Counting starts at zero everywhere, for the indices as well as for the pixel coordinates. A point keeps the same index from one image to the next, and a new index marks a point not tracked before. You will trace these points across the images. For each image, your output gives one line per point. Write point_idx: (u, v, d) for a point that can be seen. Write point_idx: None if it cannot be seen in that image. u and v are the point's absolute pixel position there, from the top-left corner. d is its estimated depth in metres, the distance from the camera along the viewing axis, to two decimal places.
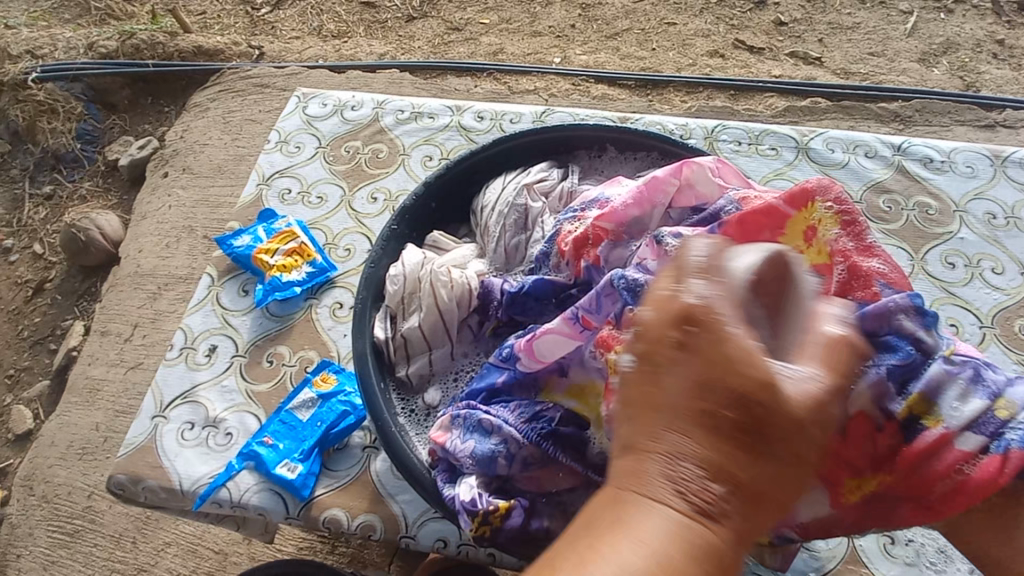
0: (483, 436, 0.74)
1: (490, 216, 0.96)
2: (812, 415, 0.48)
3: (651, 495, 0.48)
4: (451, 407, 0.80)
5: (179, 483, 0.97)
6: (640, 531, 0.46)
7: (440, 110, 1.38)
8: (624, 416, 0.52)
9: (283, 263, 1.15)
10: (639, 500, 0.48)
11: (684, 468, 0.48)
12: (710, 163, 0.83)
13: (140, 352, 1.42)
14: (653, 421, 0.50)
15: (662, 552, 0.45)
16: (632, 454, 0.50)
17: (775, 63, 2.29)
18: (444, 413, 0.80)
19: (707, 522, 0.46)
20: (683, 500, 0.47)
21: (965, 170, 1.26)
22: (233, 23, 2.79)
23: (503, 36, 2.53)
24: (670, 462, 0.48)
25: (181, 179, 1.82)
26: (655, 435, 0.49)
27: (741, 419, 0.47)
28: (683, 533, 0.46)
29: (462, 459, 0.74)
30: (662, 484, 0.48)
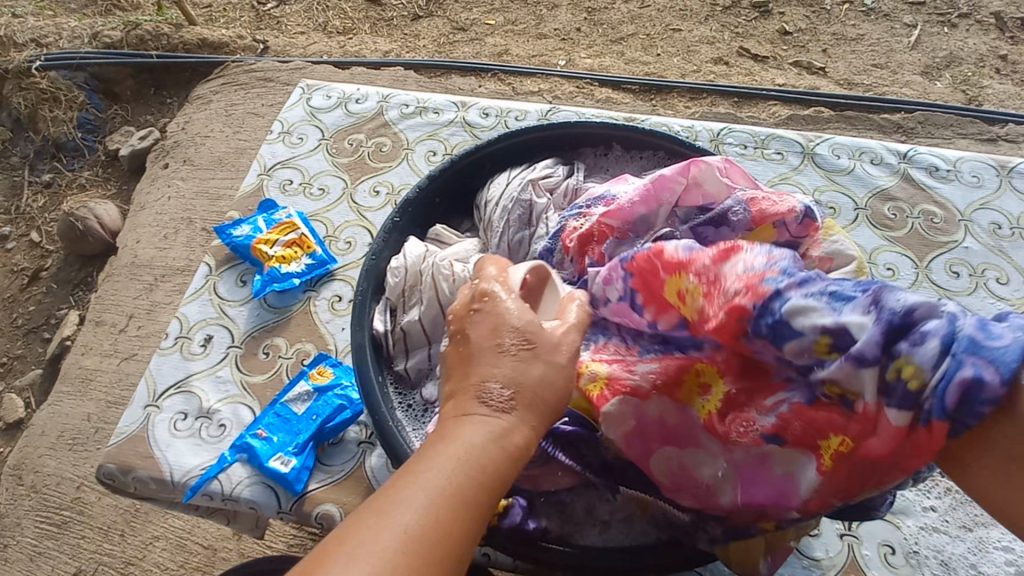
0: None
1: (494, 211, 0.95)
2: (569, 342, 0.61)
3: (467, 413, 0.56)
4: None
5: (170, 474, 0.95)
6: (456, 438, 0.54)
7: (445, 105, 1.37)
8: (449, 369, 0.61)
9: (283, 254, 1.14)
10: (458, 420, 0.56)
11: (493, 389, 0.56)
12: (719, 163, 0.82)
13: (135, 343, 1.41)
14: (468, 362, 0.59)
15: (474, 450, 0.53)
16: (456, 394, 0.58)
17: (779, 72, 2.29)
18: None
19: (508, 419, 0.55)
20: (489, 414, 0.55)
21: (971, 179, 1.26)
22: (239, 17, 2.78)
23: (508, 38, 2.52)
24: (479, 389, 0.57)
25: (182, 170, 1.81)
26: (478, 374, 0.58)
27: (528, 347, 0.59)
28: (491, 436, 0.54)
29: None
30: (475, 406, 0.56)
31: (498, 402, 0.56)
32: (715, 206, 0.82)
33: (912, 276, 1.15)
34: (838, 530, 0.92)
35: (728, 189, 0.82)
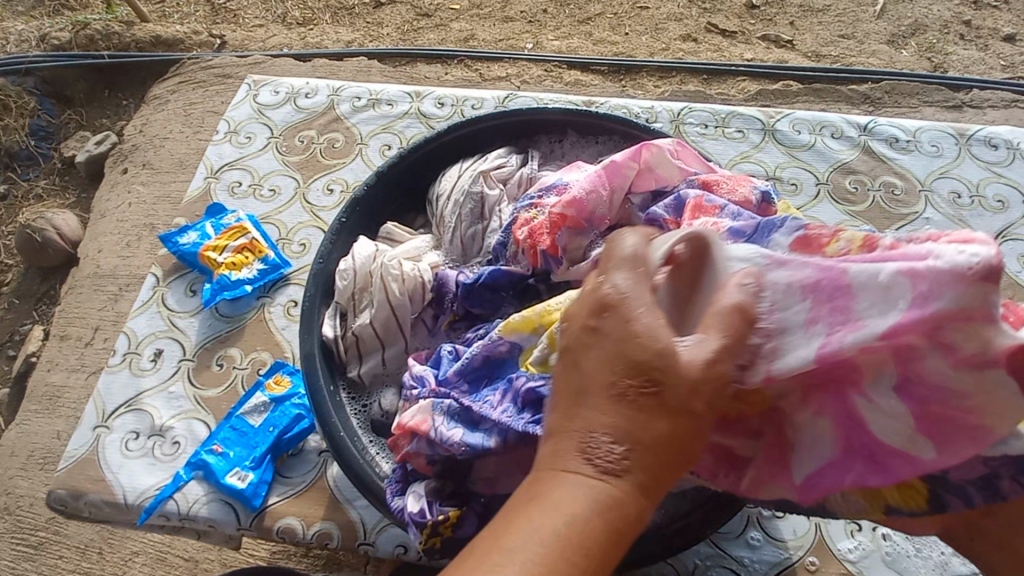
0: (472, 427, 0.67)
1: (446, 205, 0.91)
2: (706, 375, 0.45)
3: (562, 468, 0.45)
4: (427, 394, 0.72)
5: (123, 496, 0.91)
6: (553, 504, 0.43)
7: (399, 97, 1.32)
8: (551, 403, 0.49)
9: (232, 260, 1.09)
10: (551, 476, 0.45)
11: (596, 439, 0.44)
12: (669, 146, 0.80)
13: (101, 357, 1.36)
14: (575, 406, 0.47)
15: (574, 521, 0.42)
16: (554, 437, 0.46)
17: (747, 47, 2.26)
18: (423, 398, 0.71)
19: (611, 480, 0.44)
20: (591, 464, 0.44)
21: (931, 149, 1.25)
22: (193, 12, 2.67)
23: (474, 22, 2.46)
24: None
25: (141, 175, 1.74)
26: (574, 417, 0.46)
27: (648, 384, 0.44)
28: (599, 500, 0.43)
29: (452, 449, 0.66)
30: (575, 456, 0.45)
31: (611, 463, 0.44)
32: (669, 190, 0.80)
33: None
34: None
35: (682, 172, 0.80)
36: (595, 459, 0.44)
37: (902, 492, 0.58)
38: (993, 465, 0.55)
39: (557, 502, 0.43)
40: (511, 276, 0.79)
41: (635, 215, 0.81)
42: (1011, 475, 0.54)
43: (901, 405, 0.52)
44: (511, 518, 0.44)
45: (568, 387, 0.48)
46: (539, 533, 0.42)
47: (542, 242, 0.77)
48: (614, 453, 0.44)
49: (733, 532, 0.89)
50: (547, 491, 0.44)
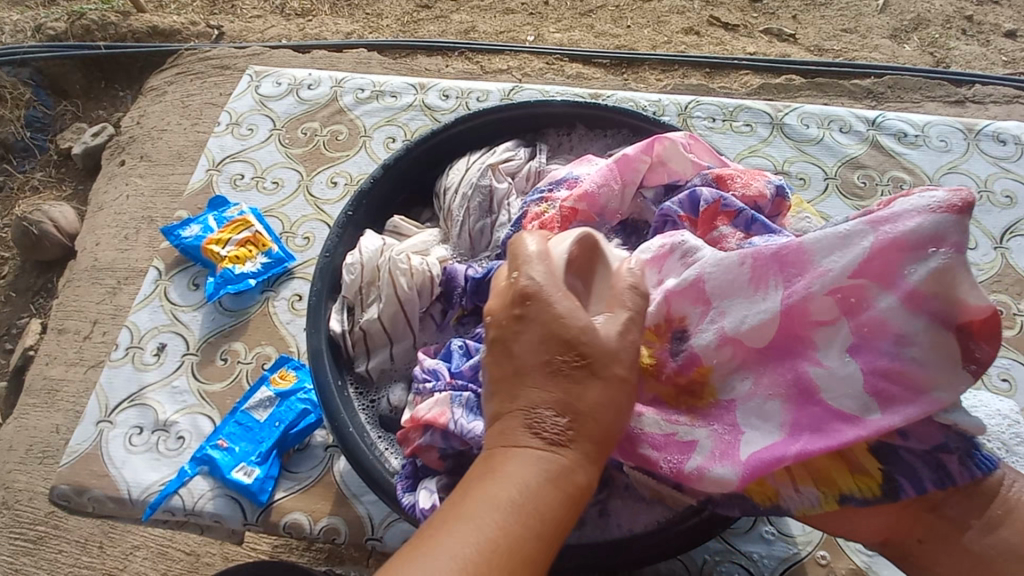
0: None
1: (454, 199, 0.90)
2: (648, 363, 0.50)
3: (513, 443, 0.49)
4: (443, 386, 0.71)
5: (127, 492, 0.90)
6: (508, 477, 0.47)
7: (403, 88, 1.30)
8: (493, 388, 0.53)
9: (235, 254, 1.08)
10: (507, 452, 0.49)
11: (542, 416, 0.49)
12: (683, 139, 0.79)
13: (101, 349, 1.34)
14: (516, 384, 0.51)
15: (526, 494, 0.46)
16: (502, 416, 0.51)
17: (749, 41, 2.24)
18: (437, 392, 0.71)
19: (558, 452, 0.48)
20: (537, 438, 0.49)
21: (939, 144, 1.24)
22: (190, 2, 2.63)
23: (474, 14, 2.43)
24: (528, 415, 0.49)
25: (139, 167, 1.72)
26: (516, 394, 0.51)
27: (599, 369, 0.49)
28: (547, 472, 0.47)
29: (470, 441, 0.65)
30: (522, 433, 0.49)
31: (558, 435, 0.48)
32: (682, 184, 0.79)
33: None
34: None
35: (695, 166, 0.79)
36: (542, 434, 0.49)
37: (856, 477, 0.59)
38: (946, 437, 0.58)
39: (512, 474, 0.47)
40: None
41: (647, 211, 0.81)
42: (960, 453, 0.58)
43: (850, 364, 0.59)
44: (466, 489, 0.47)
45: (504, 375, 0.52)
46: (500, 498, 0.46)
47: (553, 237, 0.76)
48: (558, 426, 0.49)
49: (742, 528, 0.88)
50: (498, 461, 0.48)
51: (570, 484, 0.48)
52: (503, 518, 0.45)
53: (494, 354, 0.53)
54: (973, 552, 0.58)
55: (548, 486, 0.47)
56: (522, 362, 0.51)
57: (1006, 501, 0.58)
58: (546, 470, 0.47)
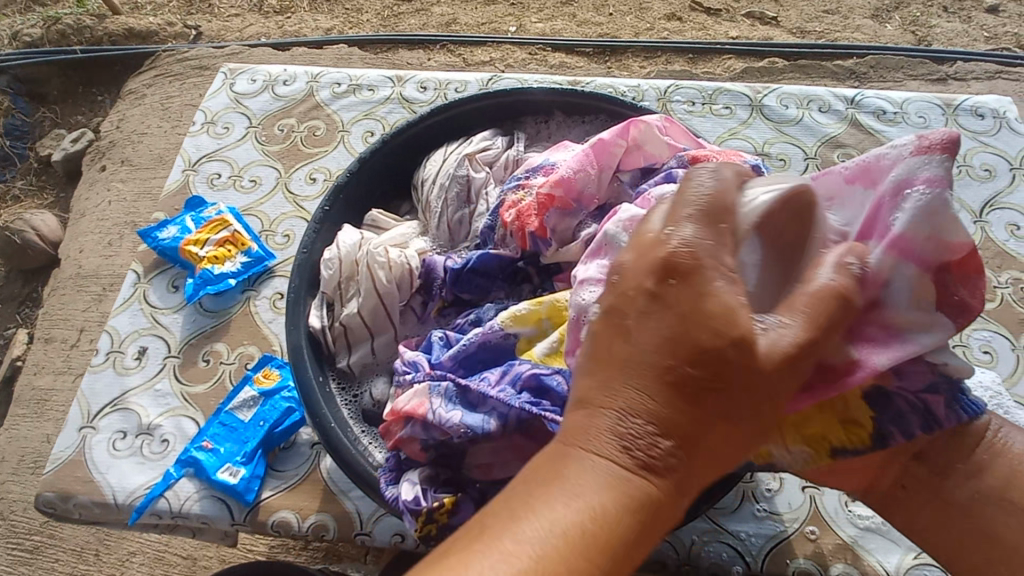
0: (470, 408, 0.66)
1: (431, 190, 0.89)
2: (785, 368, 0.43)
3: (595, 452, 0.42)
4: (423, 376, 0.70)
5: (112, 497, 0.89)
6: (577, 488, 0.41)
7: (380, 81, 1.28)
8: (588, 370, 0.45)
9: (214, 254, 1.07)
10: (580, 459, 0.42)
11: (634, 423, 0.42)
12: (658, 122, 0.79)
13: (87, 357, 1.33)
14: (615, 375, 0.43)
15: (599, 511, 0.40)
16: (583, 411, 0.44)
17: (732, 25, 2.24)
18: (418, 383, 0.70)
19: (648, 475, 0.42)
20: (628, 454, 0.42)
21: (918, 120, 1.24)
22: (166, 3, 2.58)
23: (455, 6, 2.41)
24: None
25: (120, 172, 1.69)
26: (612, 389, 0.43)
27: (705, 376, 0.41)
28: (622, 489, 0.41)
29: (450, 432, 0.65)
30: (608, 441, 0.42)
31: (655, 456, 0.41)
32: (658, 167, 0.79)
33: None
34: (799, 483, 0.91)
35: (670, 148, 0.79)
36: (633, 451, 0.42)
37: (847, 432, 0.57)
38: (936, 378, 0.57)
39: (583, 490, 0.41)
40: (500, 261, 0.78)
41: (623, 194, 0.80)
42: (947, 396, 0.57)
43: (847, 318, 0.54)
44: (528, 504, 0.41)
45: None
46: (562, 507, 0.40)
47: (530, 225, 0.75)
48: (656, 446, 0.42)
49: (729, 508, 0.89)
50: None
51: (601, 467, 0.44)
52: (577, 520, 0.40)
53: (608, 343, 0.45)
54: (952, 500, 0.59)
55: (627, 514, 0.40)
56: (636, 353, 0.43)
57: (984, 462, 0.58)
58: (623, 491, 0.41)
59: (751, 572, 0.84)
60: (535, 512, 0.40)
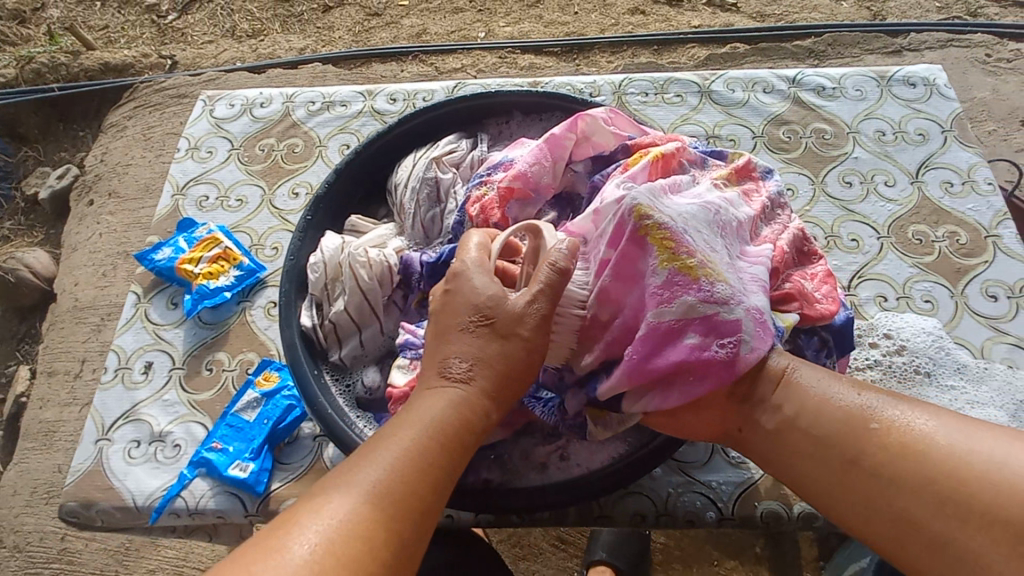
0: None
1: (404, 193, 0.97)
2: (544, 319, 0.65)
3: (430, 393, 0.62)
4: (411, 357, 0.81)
5: (132, 500, 0.96)
6: (420, 417, 0.60)
7: (351, 97, 1.36)
8: (434, 334, 0.67)
9: (209, 270, 1.14)
10: (422, 401, 0.62)
11: (455, 363, 0.64)
12: (603, 114, 0.87)
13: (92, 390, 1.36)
14: (449, 337, 0.65)
15: (433, 429, 0.60)
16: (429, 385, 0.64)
17: (693, 15, 2.33)
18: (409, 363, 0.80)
19: (468, 401, 0.62)
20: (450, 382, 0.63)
21: (855, 93, 1.33)
22: (139, 35, 2.63)
23: (424, 17, 2.49)
24: None
25: (108, 205, 1.76)
26: (451, 343, 0.64)
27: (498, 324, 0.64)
28: (453, 411, 0.61)
29: None
30: (441, 393, 0.62)
31: (462, 373, 0.63)
32: (606, 155, 0.87)
33: (810, 193, 1.22)
34: None
35: (616, 137, 0.87)
36: (451, 375, 0.63)
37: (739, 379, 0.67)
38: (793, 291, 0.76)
39: (429, 411, 0.61)
40: None
41: (579, 183, 0.88)
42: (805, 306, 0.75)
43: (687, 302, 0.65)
44: (386, 433, 0.60)
45: (437, 328, 0.66)
46: (407, 433, 0.59)
47: (494, 216, 0.83)
48: (463, 369, 0.63)
49: (700, 461, 0.96)
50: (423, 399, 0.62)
51: (468, 412, 0.62)
52: (417, 436, 0.59)
53: (439, 322, 0.67)
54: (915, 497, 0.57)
55: (453, 423, 0.60)
56: (454, 319, 0.65)
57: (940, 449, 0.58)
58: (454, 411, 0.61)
59: (723, 517, 0.92)
60: (384, 442, 0.59)
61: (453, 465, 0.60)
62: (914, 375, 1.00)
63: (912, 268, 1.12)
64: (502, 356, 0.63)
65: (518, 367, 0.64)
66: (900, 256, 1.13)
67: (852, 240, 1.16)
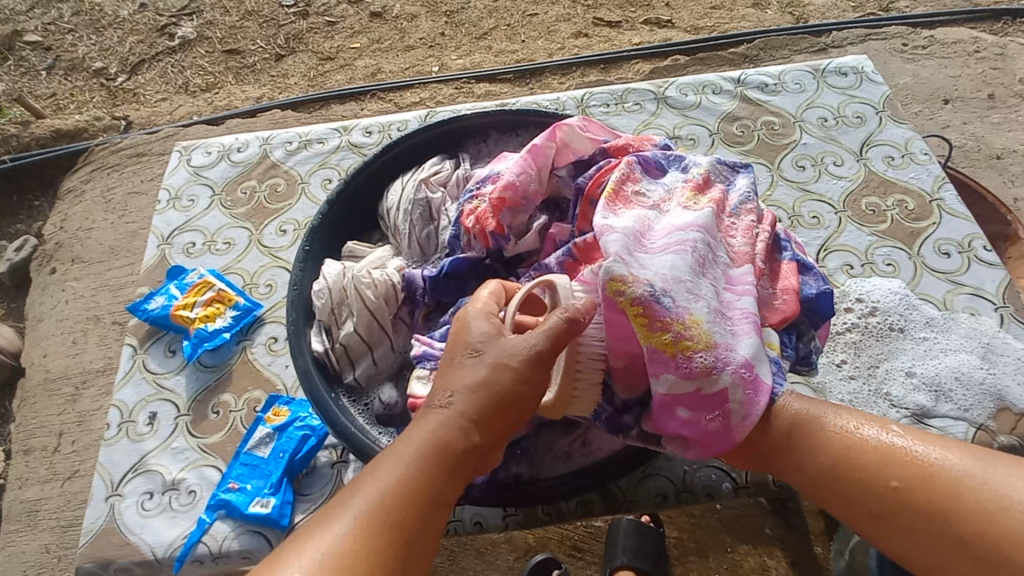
0: None
1: (397, 216, 1.01)
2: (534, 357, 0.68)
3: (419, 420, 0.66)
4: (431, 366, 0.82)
5: (152, 553, 0.94)
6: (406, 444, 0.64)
7: (328, 133, 1.40)
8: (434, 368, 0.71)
9: (205, 313, 1.14)
10: (411, 428, 0.66)
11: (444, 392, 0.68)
12: (578, 122, 0.94)
13: (73, 461, 1.43)
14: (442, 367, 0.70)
15: (419, 454, 0.63)
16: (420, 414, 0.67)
17: (633, 33, 2.48)
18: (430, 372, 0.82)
19: (453, 425, 0.65)
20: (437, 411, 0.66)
21: (795, 86, 1.46)
22: (90, 99, 2.60)
23: (377, 57, 2.57)
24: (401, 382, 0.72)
25: (72, 271, 1.76)
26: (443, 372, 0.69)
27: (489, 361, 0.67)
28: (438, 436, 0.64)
29: None
30: (428, 420, 0.66)
31: (448, 400, 0.67)
32: (586, 159, 0.94)
33: (768, 179, 1.32)
34: None
35: (593, 142, 0.95)
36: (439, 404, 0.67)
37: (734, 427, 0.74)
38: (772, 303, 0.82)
39: (416, 437, 0.65)
40: (470, 261, 0.90)
41: (563, 187, 0.94)
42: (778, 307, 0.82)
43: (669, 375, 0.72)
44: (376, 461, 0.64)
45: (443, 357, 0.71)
46: (394, 460, 0.63)
47: (489, 225, 0.88)
48: (448, 397, 0.67)
49: None
50: (412, 426, 0.66)
51: (454, 438, 0.65)
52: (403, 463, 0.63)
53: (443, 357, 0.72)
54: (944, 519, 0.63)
55: (438, 448, 0.64)
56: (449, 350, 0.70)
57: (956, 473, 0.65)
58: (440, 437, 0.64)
59: (738, 486, 0.97)
60: (373, 472, 0.63)
61: (439, 489, 0.63)
62: (892, 332, 1.11)
63: (870, 236, 1.22)
64: (486, 382, 0.67)
65: (503, 392, 0.67)
66: (858, 227, 1.23)
67: (813, 217, 1.26)
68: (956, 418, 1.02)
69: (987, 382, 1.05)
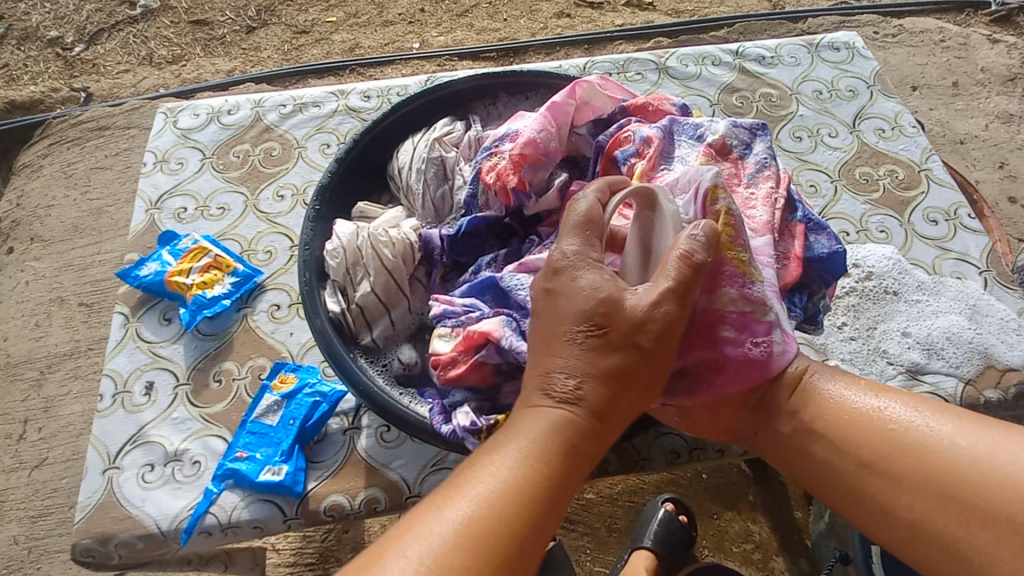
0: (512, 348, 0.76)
1: (410, 175, 0.98)
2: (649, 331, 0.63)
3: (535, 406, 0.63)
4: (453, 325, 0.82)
5: (156, 526, 0.90)
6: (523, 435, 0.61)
7: (323, 97, 1.35)
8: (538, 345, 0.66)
9: (202, 280, 1.09)
10: (526, 416, 0.62)
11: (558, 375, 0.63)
12: (597, 81, 0.94)
13: (41, 448, 1.41)
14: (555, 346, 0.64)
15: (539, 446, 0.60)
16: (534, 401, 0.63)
17: (615, 14, 2.47)
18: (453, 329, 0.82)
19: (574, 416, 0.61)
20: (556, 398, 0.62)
21: (790, 60, 1.48)
22: (45, 69, 2.43)
23: (355, 31, 2.48)
24: None
25: (32, 250, 1.68)
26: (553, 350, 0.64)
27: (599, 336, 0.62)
28: (561, 427, 0.61)
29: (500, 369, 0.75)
30: (546, 410, 0.62)
31: (567, 391, 0.62)
32: (605, 118, 0.94)
33: None
34: None
35: (611, 101, 0.94)
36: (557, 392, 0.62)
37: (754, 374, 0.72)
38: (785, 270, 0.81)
39: (531, 427, 0.61)
40: (489, 220, 0.89)
41: (583, 145, 0.95)
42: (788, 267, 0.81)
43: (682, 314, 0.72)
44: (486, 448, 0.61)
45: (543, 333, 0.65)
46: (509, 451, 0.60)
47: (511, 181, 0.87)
48: (569, 385, 0.62)
49: None
50: (529, 418, 0.62)
51: (577, 431, 0.61)
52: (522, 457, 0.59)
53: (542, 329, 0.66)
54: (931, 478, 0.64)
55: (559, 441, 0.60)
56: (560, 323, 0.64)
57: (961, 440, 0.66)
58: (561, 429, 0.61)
59: None
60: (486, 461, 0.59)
61: (561, 483, 0.59)
62: (886, 294, 1.14)
63: (864, 204, 1.26)
64: (620, 370, 0.63)
65: (628, 378, 0.63)
66: (853, 195, 1.27)
67: (811, 186, 1.29)
68: (947, 374, 1.06)
69: (975, 340, 1.09)
